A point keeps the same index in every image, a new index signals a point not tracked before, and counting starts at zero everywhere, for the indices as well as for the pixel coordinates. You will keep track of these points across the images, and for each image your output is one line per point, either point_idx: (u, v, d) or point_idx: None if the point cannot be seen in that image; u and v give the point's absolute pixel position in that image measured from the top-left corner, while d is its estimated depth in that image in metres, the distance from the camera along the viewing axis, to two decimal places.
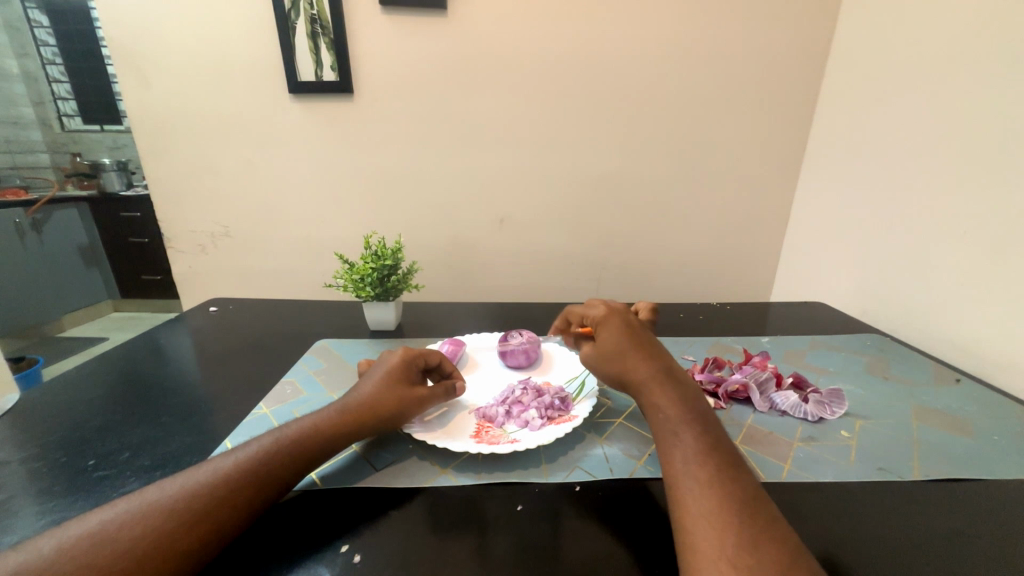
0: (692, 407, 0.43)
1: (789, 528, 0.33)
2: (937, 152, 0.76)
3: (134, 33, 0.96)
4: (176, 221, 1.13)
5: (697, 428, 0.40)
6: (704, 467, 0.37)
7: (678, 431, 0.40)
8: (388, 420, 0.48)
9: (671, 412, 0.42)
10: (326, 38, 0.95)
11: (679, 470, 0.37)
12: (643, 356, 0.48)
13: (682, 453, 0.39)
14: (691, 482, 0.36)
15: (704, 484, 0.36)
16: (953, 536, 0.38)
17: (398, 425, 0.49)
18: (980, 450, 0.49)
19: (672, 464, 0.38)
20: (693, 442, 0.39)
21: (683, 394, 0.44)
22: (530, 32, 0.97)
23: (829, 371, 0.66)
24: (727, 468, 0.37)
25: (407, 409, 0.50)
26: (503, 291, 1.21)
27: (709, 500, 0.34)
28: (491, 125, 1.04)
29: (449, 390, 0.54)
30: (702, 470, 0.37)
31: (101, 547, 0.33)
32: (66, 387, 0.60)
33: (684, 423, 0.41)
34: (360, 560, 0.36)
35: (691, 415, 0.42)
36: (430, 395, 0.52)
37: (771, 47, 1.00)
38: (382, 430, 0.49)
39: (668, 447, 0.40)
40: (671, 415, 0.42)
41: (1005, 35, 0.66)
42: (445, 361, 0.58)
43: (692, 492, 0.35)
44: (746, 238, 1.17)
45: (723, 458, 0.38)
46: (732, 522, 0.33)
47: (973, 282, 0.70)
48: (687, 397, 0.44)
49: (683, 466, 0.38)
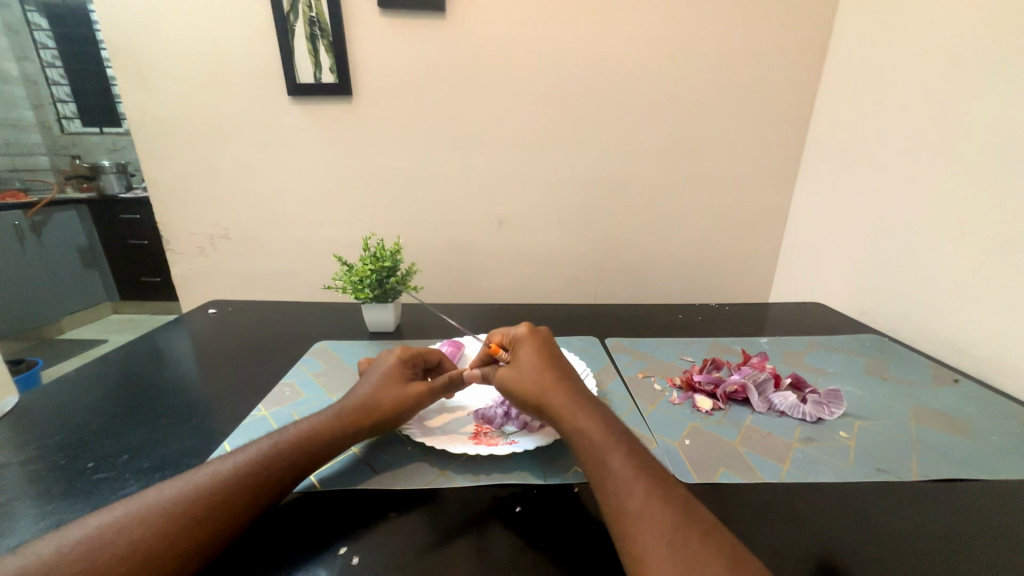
0: (615, 429, 0.43)
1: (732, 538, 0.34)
2: (935, 153, 0.76)
3: (133, 37, 0.97)
4: (175, 223, 1.13)
5: (625, 446, 0.41)
6: (642, 486, 0.37)
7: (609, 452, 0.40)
8: (394, 416, 0.50)
9: (597, 435, 0.42)
10: (325, 41, 0.96)
11: (618, 494, 0.37)
12: (557, 380, 0.48)
13: (617, 476, 0.38)
14: (633, 506, 0.36)
15: (647, 505, 0.35)
16: (950, 537, 0.38)
17: (402, 421, 0.50)
18: (979, 451, 0.50)
19: (609, 489, 0.38)
20: (625, 463, 0.39)
21: (603, 415, 0.45)
22: (528, 34, 0.98)
23: (827, 372, 0.67)
24: (663, 484, 0.37)
25: (413, 404, 0.51)
26: (503, 292, 1.21)
27: (654, 522, 0.34)
28: (489, 127, 1.05)
29: (453, 384, 0.55)
30: (641, 491, 0.36)
31: (101, 552, 0.33)
32: (65, 391, 0.60)
33: (612, 446, 0.41)
34: (359, 561, 0.36)
35: (617, 434, 0.42)
36: (433, 390, 0.53)
37: (769, 48, 1.00)
38: (384, 427, 0.49)
39: (602, 471, 0.39)
40: (598, 437, 0.42)
41: (1003, 36, 0.66)
42: (445, 360, 0.61)
43: (636, 517, 0.35)
44: (745, 239, 1.18)
45: (656, 474, 0.38)
46: (681, 541, 0.33)
47: (970, 283, 0.71)
48: (609, 418, 0.44)
49: (621, 490, 0.37)
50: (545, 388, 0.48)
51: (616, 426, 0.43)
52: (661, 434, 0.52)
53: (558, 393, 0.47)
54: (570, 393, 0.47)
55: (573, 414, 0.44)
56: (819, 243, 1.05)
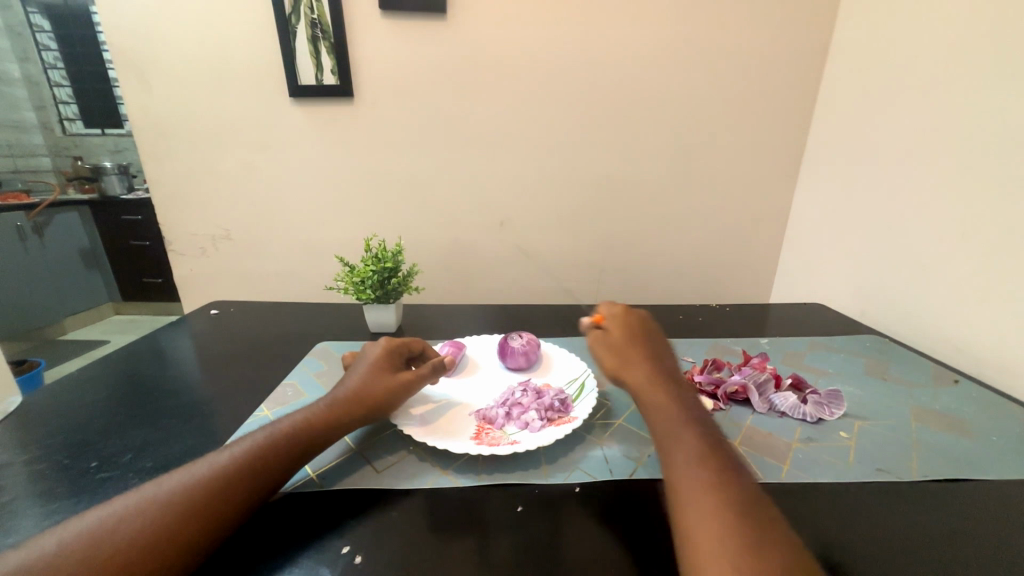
0: (692, 411, 0.42)
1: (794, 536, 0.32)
2: (935, 154, 0.76)
3: (135, 38, 0.97)
4: (176, 224, 1.13)
5: (697, 428, 0.40)
6: (704, 468, 0.36)
7: (678, 432, 0.40)
8: (385, 403, 0.51)
9: (671, 413, 0.42)
10: (326, 42, 0.96)
11: (679, 472, 0.37)
12: (643, 357, 0.48)
13: (680, 456, 0.38)
14: (691, 486, 0.36)
15: (705, 488, 0.35)
16: (950, 535, 0.39)
17: (391, 409, 0.52)
18: (979, 451, 0.50)
19: (671, 467, 0.38)
20: (694, 444, 0.38)
21: (680, 396, 0.44)
22: (529, 36, 0.98)
23: (828, 372, 0.67)
24: (726, 469, 0.36)
25: (401, 392, 0.52)
26: (503, 293, 1.21)
27: (710, 504, 0.34)
28: (490, 127, 1.05)
29: (436, 371, 0.57)
30: (702, 473, 0.36)
31: (101, 544, 0.33)
32: (68, 391, 0.60)
33: (685, 427, 0.40)
34: (361, 560, 0.36)
35: (690, 416, 0.42)
36: (419, 379, 0.54)
37: (769, 50, 1.01)
38: (374, 417, 0.50)
39: (668, 449, 0.39)
40: (670, 415, 0.42)
41: (1002, 37, 0.66)
42: (428, 348, 0.62)
43: (694, 496, 0.35)
44: (746, 240, 1.18)
45: (723, 459, 0.37)
46: (735, 526, 0.32)
47: (970, 283, 0.71)
48: (686, 399, 0.44)
49: (683, 469, 0.37)
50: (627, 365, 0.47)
51: (691, 407, 0.43)
52: None
53: (641, 369, 0.46)
54: (653, 370, 0.46)
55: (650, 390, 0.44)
56: (819, 244, 1.05)
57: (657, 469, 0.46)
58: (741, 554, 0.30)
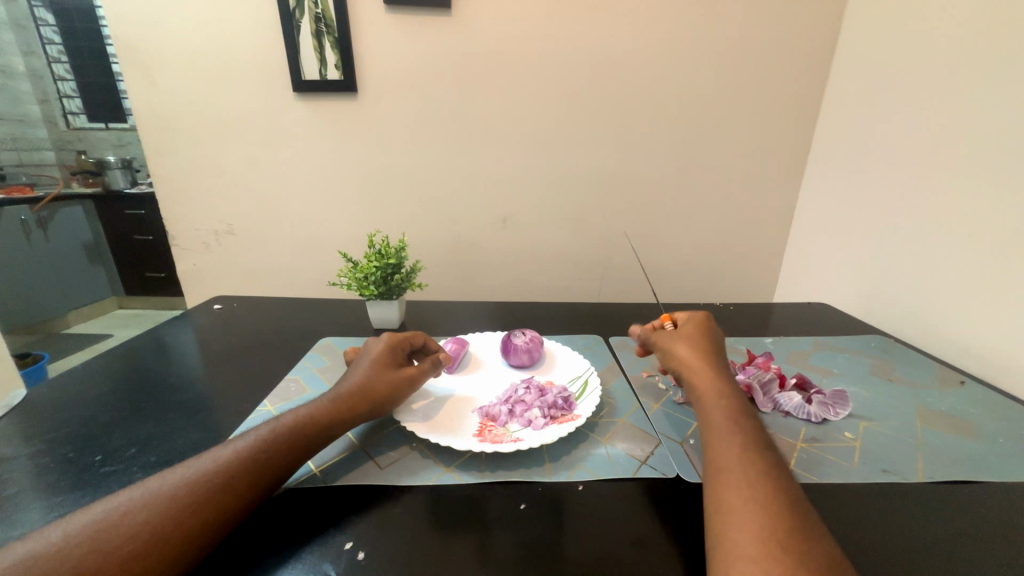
0: (743, 412, 0.44)
1: (826, 531, 0.33)
2: (941, 153, 0.76)
3: (139, 32, 0.97)
4: (180, 218, 1.13)
5: (745, 427, 0.42)
6: (750, 461, 0.38)
7: (728, 427, 0.42)
8: (389, 395, 0.51)
9: (723, 411, 0.44)
10: (330, 37, 0.95)
11: (724, 459, 0.39)
12: (711, 362, 0.50)
13: (728, 446, 0.40)
14: (733, 473, 0.38)
15: (748, 478, 0.37)
16: (956, 536, 0.38)
17: (391, 407, 0.52)
18: (984, 453, 0.50)
19: (716, 455, 0.40)
20: (740, 440, 0.40)
21: (736, 398, 0.46)
22: (533, 31, 0.97)
23: (832, 372, 0.66)
24: (772, 466, 0.38)
25: (407, 383, 0.53)
26: (506, 289, 1.21)
27: (751, 491, 0.36)
28: (494, 124, 1.04)
29: (436, 366, 0.57)
30: (748, 464, 0.38)
31: (107, 537, 0.33)
32: (71, 384, 0.60)
33: (734, 424, 0.42)
34: (365, 557, 0.36)
35: (742, 416, 0.43)
36: (420, 372, 0.54)
37: (777, 46, 0.99)
38: (376, 413, 0.50)
39: (716, 439, 0.41)
40: (725, 412, 0.44)
41: (1008, 35, 0.65)
42: (429, 341, 0.61)
43: (736, 481, 0.37)
44: (750, 238, 1.17)
45: (769, 458, 0.39)
46: (773, 513, 0.34)
47: (976, 284, 0.70)
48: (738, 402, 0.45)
49: (729, 458, 0.39)
50: (695, 365, 0.50)
51: (747, 409, 0.44)
52: (665, 433, 0.52)
53: (703, 370, 0.49)
54: (717, 372, 0.49)
55: (710, 388, 0.47)
56: (823, 243, 1.05)
57: (660, 468, 0.46)
58: (775, 536, 0.32)
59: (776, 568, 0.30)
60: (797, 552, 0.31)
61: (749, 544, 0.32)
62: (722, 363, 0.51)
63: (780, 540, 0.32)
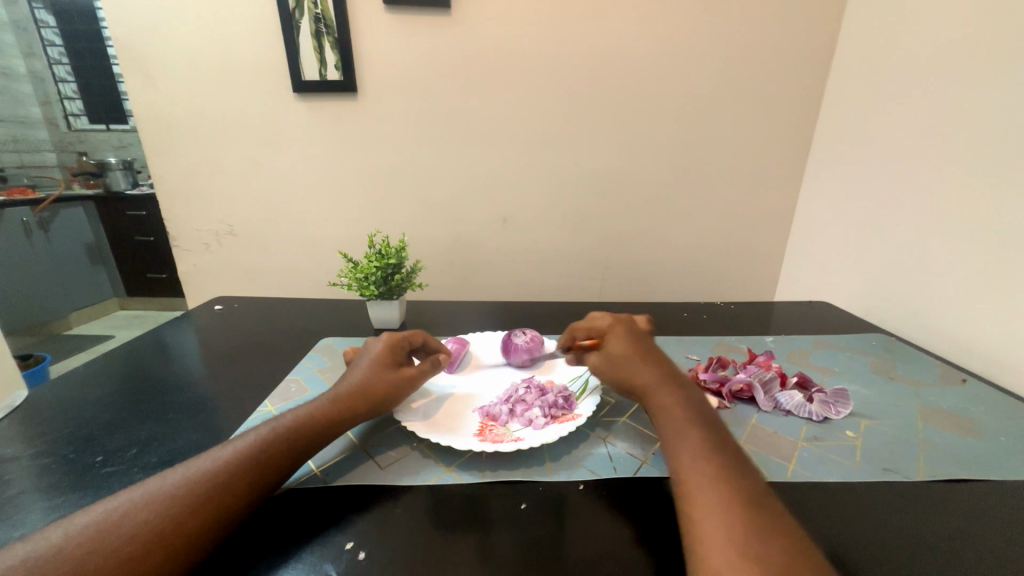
0: (697, 406, 0.44)
1: (792, 519, 0.33)
2: (942, 152, 0.75)
3: (139, 34, 0.97)
4: (180, 219, 1.13)
5: (701, 422, 0.42)
6: (713, 458, 0.37)
7: (686, 424, 0.41)
8: (387, 398, 0.51)
9: (678, 409, 0.43)
10: (330, 37, 0.95)
11: (686, 456, 0.38)
12: (645, 356, 0.50)
13: (689, 443, 0.39)
14: (697, 471, 0.37)
15: (711, 474, 0.36)
16: (956, 535, 0.38)
17: (392, 406, 0.52)
18: (987, 451, 0.49)
19: (678, 453, 0.39)
20: (698, 435, 0.40)
21: (689, 393, 0.45)
22: (532, 30, 0.97)
23: (834, 371, 0.66)
24: (733, 460, 0.38)
25: (402, 385, 0.53)
26: (506, 289, 1.21)
27: (717, 488, 0.35)
28: (494, 123, 1.04)
29: (436, 366, 0.57)
30: (711, 460, 0.37)
31: (106, 537, 0.33)
32: (73, 385, 0.61)
33: (690, 420, 0.42)
34: (365, 557, 0.36)
35: (697, 412, 0.43)
36: (420, 373, 0.55)
37: (778, 44, 0.99)
38: (376, 412, 0.50)
39: (675, 439, 0.41)
40: (678, 409, 0.43)
41: (1010, 32, 0.65)
42: (430, 339, 0.60)
43: (699, 479, 0.36)
44: (750, 237, 1.17)
45: (729, 451, 0.39)
46: (740, 508, 0.33)
47: (977, 283, 0.70)
48: (693, 398, 0.45)
49: (690, 456, 0.38)
50: (637, 365, 0.49)
51: (701, 404, 0.44)
52: None
53: (646, 370, 0.48)
54: (659, 370, 0.48)
55: (659, 388, 0.46)
56: (824, 242, 1.05)
57: (661, 467, 0.46)
58: (743, 535, 0.31)
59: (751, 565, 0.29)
60: (769, 546, 0.30)
61: (717, 548, 0.31)
62: (663, 358, 0.51)
63: (750, 537, 0.31)
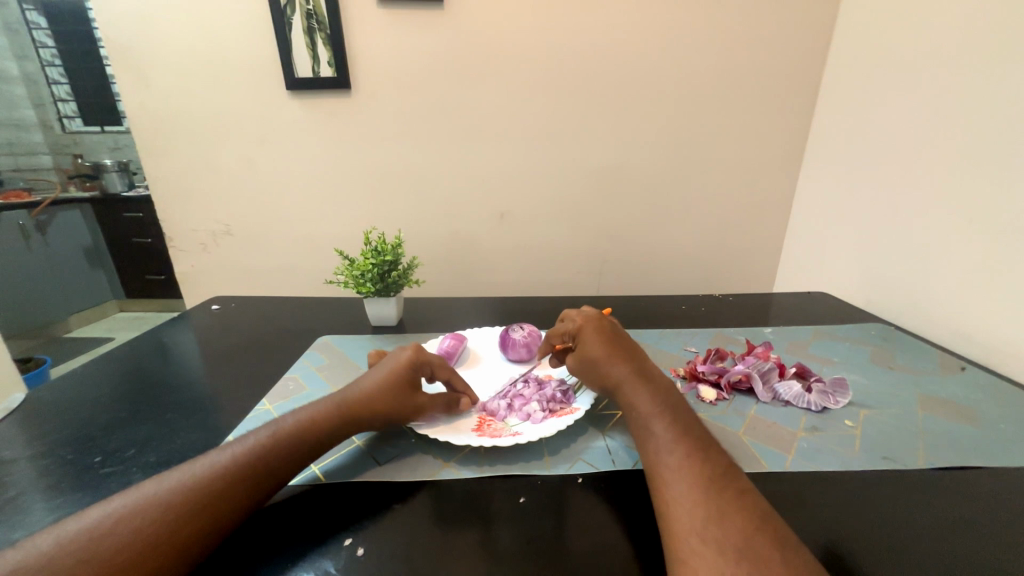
0: (667, 398, 0.44)
1: (760, 499, 0.35)
2: (938, 138, 0.75)
3: (130, 33, 0.96)
4: (176, 220, 1.13)
5: (670, 414, 0.42)
6: (680, 447, 0.39)
7: (656, 417, 0.42)
8: (378, 420, 0.48)
9: (648, 404, 0.44)
10: (322, 33, 0.95)
11: (655, 451, 0.40)
12: (615, 352, 0.50)
13: (657, 437, 0.41)
14: (668, 464, 0.38)
15: (681, 465, 0.37)
16: (954, 522, 0.38)
17: (381, 427, 0.49)
18: (985, 439, 0.49)
19: (648, 449, 0.41)
20: (668, 428, 0.41)
21: (660, 387, 0.46)
22: (525, 22, 0.96)
23: (832, 361, 0.66)
24: (701, 447, 0.39)
25: (402, 416, 0.48)
26: (504, 285, 1.21)
27: (687, 479, 0.36)
28: (489, 118, 1.04)
29: (447, 408, 0.51)
30: (675, 453, 0.38)
31: (101, 543, 0.33)
32: (71, 386, 0.60)
33: (659, 413, 0.43)
34: (363, 553, 0.36)
35: (667, 404, 0.44)
36: (421, 412, 0.49)
37: (774, 32, 0.98)
38: (362, 427, 0.48)
39: (647, 435, 0.42)
40: (649, 404, 0.44)
41: (1005, 17, 0.64)
42: (458, 377, 0.54)
43: (665, 472, 0.37)
44: (748, 228, 1.16)
45: (698, 439, 0.40)
46: (711, 495, 0.34)
47: (976, 270, 0.70)
48: (664, 391, 0.46)
49: (661, 449, 0.39)
50: (607, 364, 0.49)
51: (670, 396, 0.45)
52: None
53: (616, 368, 0.49)
54: (629, 366, 0.48)
55: (629, 384, 0.47)
56: (822, 232, 1.04)
57: None
58: (714, 523, 0.32)
59: (723, 554, 0.30)
60: (738, 531, 0.31)
61: (691, 540, 0.32)
62: (634, 353, 0.51)
63: (720, 524, 0.32)
